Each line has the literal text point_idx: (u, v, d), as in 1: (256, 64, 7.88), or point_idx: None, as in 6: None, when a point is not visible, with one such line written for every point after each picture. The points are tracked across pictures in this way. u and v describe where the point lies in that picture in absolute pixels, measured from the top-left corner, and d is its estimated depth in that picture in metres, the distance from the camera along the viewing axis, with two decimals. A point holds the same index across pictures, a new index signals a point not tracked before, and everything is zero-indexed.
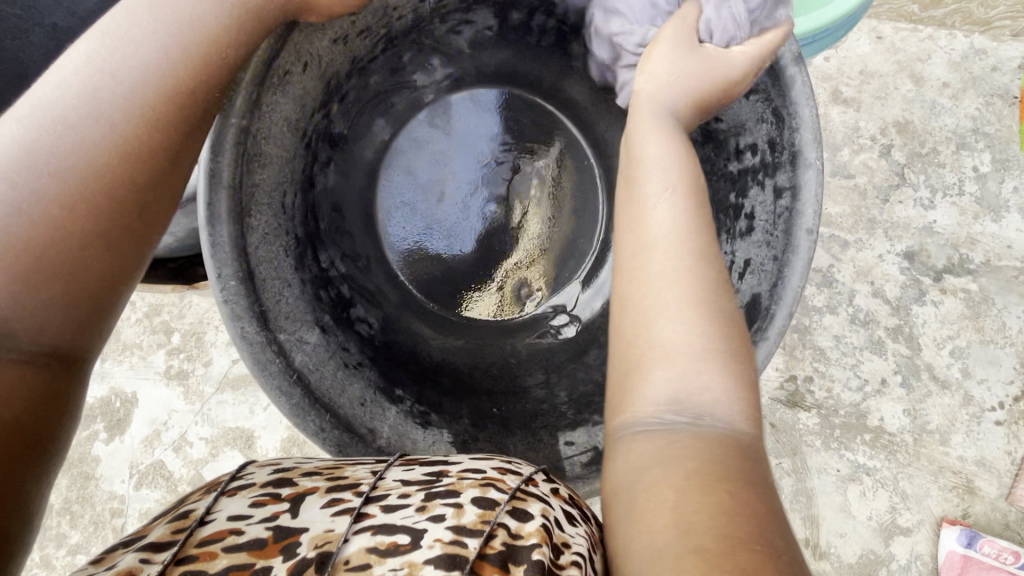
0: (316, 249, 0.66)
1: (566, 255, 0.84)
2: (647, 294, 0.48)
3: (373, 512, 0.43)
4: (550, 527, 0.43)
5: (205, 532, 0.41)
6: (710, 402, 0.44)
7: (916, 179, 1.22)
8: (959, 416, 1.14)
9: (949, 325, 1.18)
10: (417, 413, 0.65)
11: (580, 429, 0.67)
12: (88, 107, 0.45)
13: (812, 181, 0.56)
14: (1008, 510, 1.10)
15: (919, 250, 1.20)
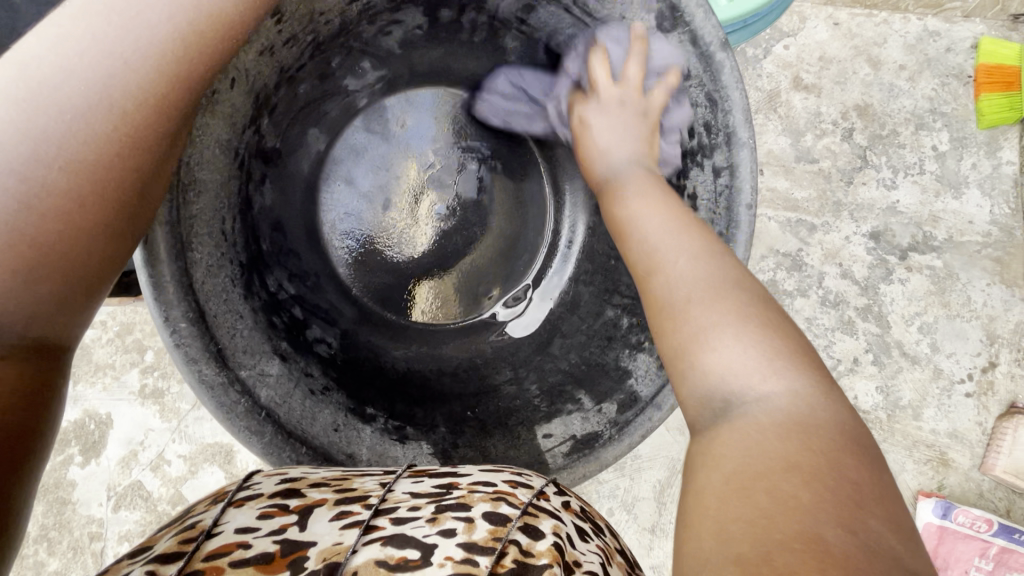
0: (262, 274, 0.65)
1: (517, 251, 0.86)
2: (658, 305, 0.48)
3: (382, 524, 0.42)
4: (562, 545, 0.42)
5: (211, 545, 0.39)
6: (758, 390, 0.40)
7: (878, 161, 1.24)
8: (930, 390, 1.17)
9: (917, 302, 1.20)
10: (392, 428, 0.65)
11: (556, 420, 0.68)
12: (29, 98, 0.41)
13: (748, 160, 0.58)
14: (981, 480, 1.13)
15: (884, 229, 1.22)
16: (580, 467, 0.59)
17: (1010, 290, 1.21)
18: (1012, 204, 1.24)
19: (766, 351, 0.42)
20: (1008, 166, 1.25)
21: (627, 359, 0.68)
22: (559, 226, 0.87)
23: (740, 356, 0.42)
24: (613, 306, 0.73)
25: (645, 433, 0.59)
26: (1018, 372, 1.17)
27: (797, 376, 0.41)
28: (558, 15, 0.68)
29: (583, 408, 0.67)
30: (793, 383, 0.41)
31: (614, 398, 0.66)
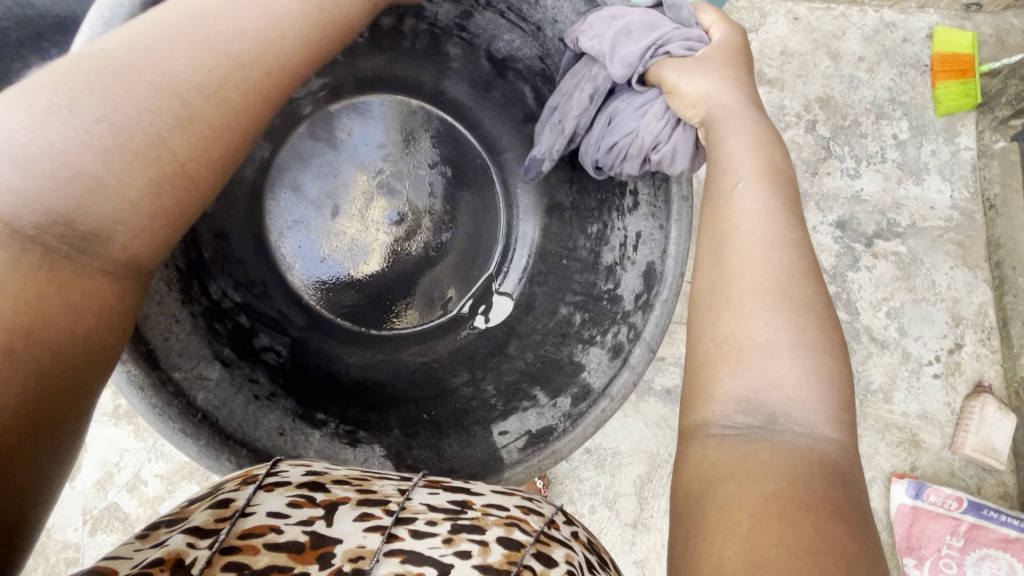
0: (204, 281, 0.65)
1: (472, 253, 0.86)
2: (732, 287, 0.45)
3: (402, 535, 0.41)
4: (575, 573, 0.41)
5: (246, 524, 0.38)
6: (784, 403, 0.40)
7: (841, 151, 1.27)
8: (899, 373, 1.19)
9: (884, 288, 1.22)
10: (343, 432, 0.65)
11: (511, 417, 0.68)
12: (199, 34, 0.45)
13: (682, 145, 0.61)
14: (952, 459, 1.15)
15: (850, 218, 1.25)
16: (535, 463, 0.60)
17: (972, 272, 1.24)
18: (971, 187, 1.27)
19: (815, 372, 0.41)
20: (966, 151, 1.28)
21: (580, 354, 0.70)
22: (513, 228, 0.87)
23: (789, 375, 0.41)
24: (565, 305, 0.75)
25: (599, 423, 0.59)
26: (983, 352, 1.20)
27: (817, 410, 0.40)
28: (495, 21, 0.71)
29: (538, 404, 0.68)
30: (835, 431, 0.40)
31: (568, 392, 0.67)
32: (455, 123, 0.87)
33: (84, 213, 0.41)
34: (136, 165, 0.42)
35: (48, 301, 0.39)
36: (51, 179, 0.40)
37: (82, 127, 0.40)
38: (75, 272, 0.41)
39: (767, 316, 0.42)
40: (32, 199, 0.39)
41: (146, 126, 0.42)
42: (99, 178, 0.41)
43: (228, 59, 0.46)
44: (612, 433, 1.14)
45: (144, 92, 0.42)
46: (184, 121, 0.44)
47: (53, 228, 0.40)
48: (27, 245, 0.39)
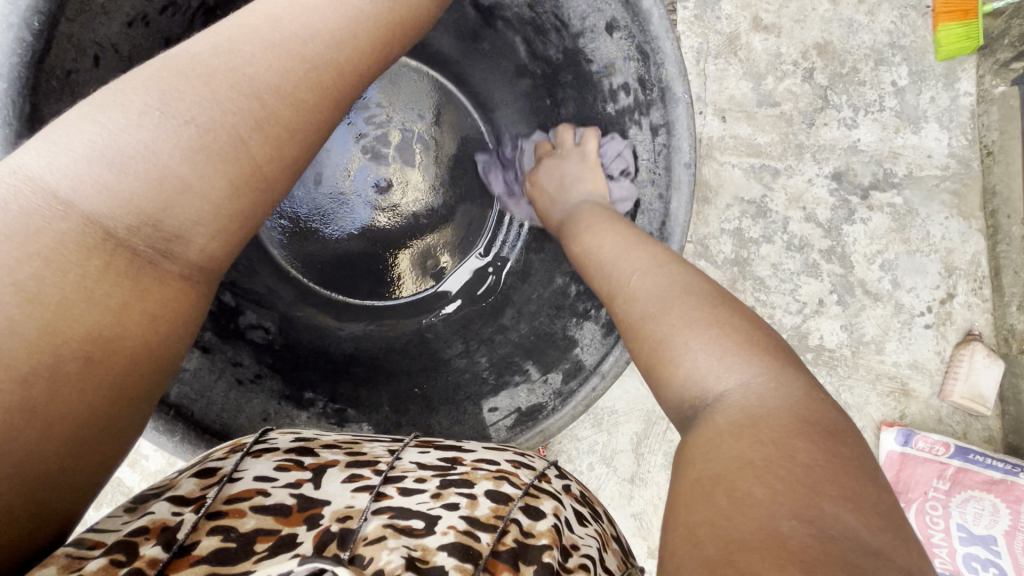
0: None
1: (466, 220, 0.84)
2: (625, 314, 0.50)
3: (391, 492, 0.40)
4: (560, 526, 0.42)
5: (232, 490, 0.38)
6: (723, 380, 0.41)
7: (839, 100, 1.23)
8: (892, 325, 1.20)
9: (878, 240, 1.22)
10: (331, 412, 0.66)
11: (502, 393, 0.68)
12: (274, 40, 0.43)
13: (683, 116, 0.56)
14: (940, 406, 1.18)
15: (846, 169, 1.23)
16: (527, 441, 0.61)
17: (967, 222, 1.23)
18: (970, 135, 1.24)
19: (717, 351, 0.42)
20: (965, 97, 1.24)
21: (574, 328, 0.67)
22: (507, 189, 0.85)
23: (701, 354, 0.42)
24: (562, 275, 0.71)
25: (589, 402, 0.60)
26: (974, 301, 1.21)
27: (749, 365, 0.41)
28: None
29: (529, 380, 0.67)
30: (783, 393, 0.39)
31: (559, 368, 0.65)
32: (445, 81, 0.83)
33: (170, 215, 0.39)
34: (219, 166, 0.40)
35: (129, 312, 0.38)
36: (144, 181, 0.38)
37: (171, 128, 0.39)
38: (156, 281, 0.40)
39: (660, 325, 0.46)
40: (125, 199, 0.38)
41: (228, 126, 0.40)
42: (185, 179, 0.39)
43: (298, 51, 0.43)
44: (609, 393, 1.15)
45: (228, 95, 0.40)
46: (264, 124, 0.41)
47: (141, 230, 0.39)
48: (111, 246, 0.38)
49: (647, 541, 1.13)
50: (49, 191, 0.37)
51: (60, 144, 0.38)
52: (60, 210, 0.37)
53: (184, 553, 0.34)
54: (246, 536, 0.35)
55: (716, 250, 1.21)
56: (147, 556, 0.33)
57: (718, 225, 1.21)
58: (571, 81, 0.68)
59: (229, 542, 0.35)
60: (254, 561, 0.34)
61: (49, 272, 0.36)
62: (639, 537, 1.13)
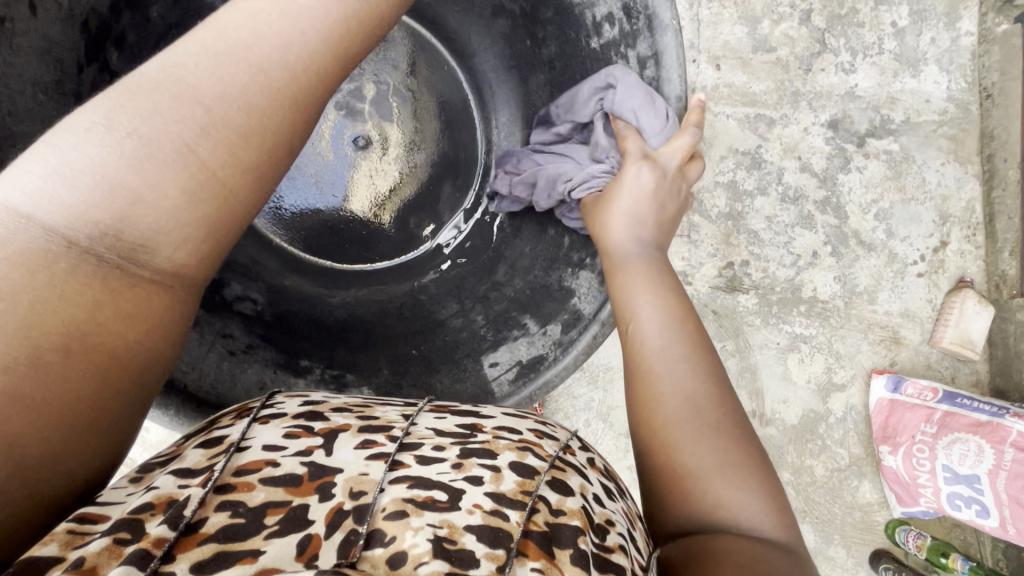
0: None
1: (451, 174, 0.81)
2: (667, 419, 0.47)
3: (408, 462, 0.40)
4: (590, 506, 0.42)
5: (241, 460, 0.37)
6: (735, 512, 0.43)
7: (836, 44, 1.19)
8: (884, 275, 1.20)
9: (873, 189, 1.20)
10: (328, 378, 0.66)
11: (502, 348, 0.68)
12: (224, 47, 0.38)
13: (672, 44, 0.57)
14: (930, 352, 1.19)
15: (842, 117, 1.20)
16: (529, 393, 0.61)
17: (963, 168, 1.21)
18: (969, 77, 1.20)
19: (745, 495, 0.44)
20: (966, 37, 1.20)
21: (570, 279, 0.67)
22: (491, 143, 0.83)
23: (732, 497, 0.44)
24: (554, 227, 0.73)
25: (589, 350, 0.61)
26: (967, 249, 1.21)
27: (763, 513, 0.44)
28: None
29: (528, 333, 0.67)
30: (774, 527, 0.44)
31: (558, 318, 0.66)
32: (416, 26, 0.78)
33: (131, 224, 0.36)
34: (173, 172, 0.37)
35: (106, 308, 0.36)
36: (96, 194, 0.35)
37: (117, 141, 0.36)
38: (129, 286, 0.37)
39: (694, 444, 0.46)
40: (79, 212, 0.35)
41: (177, 134, 0.36)
42: (139, 189, 0.36)
43: (250, 59, 0.39)
44: (605, 350, 1.16)
45: (174, 102, 0.37)
46: (212, 128, 0.37)
47: (102, 240, 0.36)
48: (79, 253, 0.35)
49: None
50: (7, 208, 0.34)
51: (17, 167, 0.35)
52: (18, 222, 0.34)
53: (192, 532, 0.34)
54: (255, 511, 0.35)
55: (710, 205, 1.19)
56: (153, 535, 0.33)
57: (712, 177, 1.19)
58: (551, 18, 0.66)
59: (238, 517, 0.35)
60: (266, 537, 0.34)
61: (19, 277, 0.33)
62: (636, 488, 1.16)
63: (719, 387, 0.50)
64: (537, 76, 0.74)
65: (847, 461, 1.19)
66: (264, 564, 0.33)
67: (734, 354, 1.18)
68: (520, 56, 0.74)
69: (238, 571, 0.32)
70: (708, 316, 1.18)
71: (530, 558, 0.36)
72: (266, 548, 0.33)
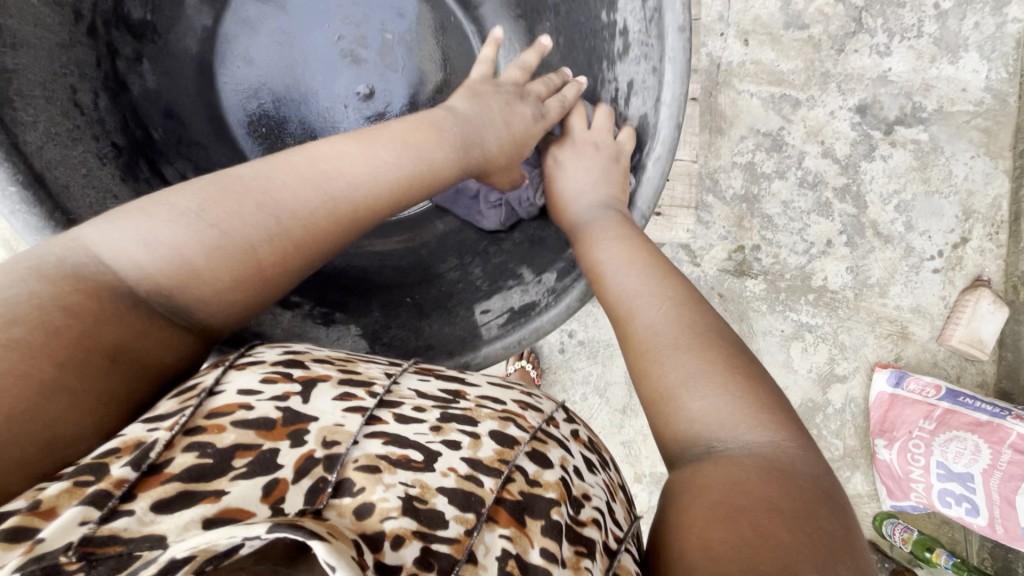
0: (154, 162, 0.62)
1: None
2: (645, 344, 0.48)
3: (385, 419, 0.40)
4: (568, 480, 0.42)
5: (214, 404, 0.37)
6: (723, 423, 0.42)
7: (873, 24, 1.14)
8: (899, 268, 1.17)
9: (897, 179, 1.17)
10: (318, 313, 0.67)
11: (495, 296, 0.69)
12: (309, 175, 0.47)
13: None
14: (937, 350, 1.17)
15: (872, 102, 1.15)
16: (524, 337, 0.63)
17: (994, 162, 1.17)
18: (1011, 67, 1.15)
19: (731, 406, 0.43)
20: (1012, 24, 1.14)
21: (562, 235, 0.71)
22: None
23: (715, 406, 0.43)
24: None
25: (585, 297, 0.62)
26: (988, 247, 1.17)
27: (753, 422, 0.42)
28: None
29: (522, 282, 0.68)
30: (768, 435, 0.42)
31: (553, 267, 0.66)
32: None
33: (181, 291, 0.42)
34: (228, 262, 0.43)
35: (147, 337, 0.41)
36: (163, 260, 0.42)
37: (195, 227, 0.42)
38: (165, 331, 0.43)
39: (671, 358, 0.46)
40: (147, 272, 0.41)
41: (244, 235, 0.43)
42: (197, 267, 0.42)
43: (327, 190, 0.47)
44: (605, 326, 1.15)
45: (251, 209, 0.44)
46: (277, 236, 0.45)
47: (158, 297, 0.42)
48: (139, 301, 0.41)
49: (634, 468, 1.17)
50: (96, 255, 0.41)
51: (116, 223, 0.42)
52: (101, 268, 0.41)
53: (156, 472, 0.32)
54: (223, 452, 0.34)
55: (725, 185, 1.17)
56: (115, 476, 0.32)
57: (730, 158, 1.16)
58: None
59: (205, 457, 0.34)
60: (232, 479, 0.33)
61: (92, 302, 0.39)
62: (627, 463, 1.17)
63: (692, 310, 0.50)
64: (544, 23, 0.73)
65: (841, 451, 1.18)
66: (228, 505, 0.32)
67: None
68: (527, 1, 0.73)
69: (201, 510, 0.32)
70: (714, 299, 1.17)
71: (499, 525, 0.37)
72: (230, 491, 0.33)
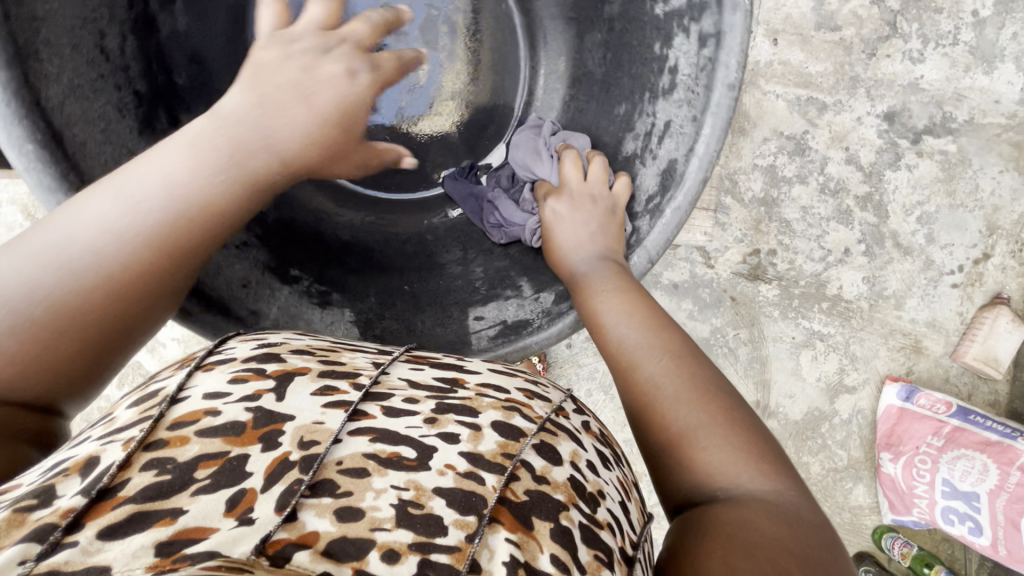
0: (174, 111, 0.63)
1: (484, 120, 0.82)
2: (646, 394, 0.47)
3: (373, 413, 0.39)
4: (580, 479, 0.41)
5: (176, 413, 0.36)
6: (728, 472, 0.42)
7: (908, 30, 1.11)
8: (916, 281, 1.15)
9: (921, 190, 1.14)
10: (314, 293, 0.66)
11: (491, 304, 0.69)
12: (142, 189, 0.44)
13: (737, 28, 0.54)
14: (950, 366, 1.15)
15: (901, 109, 1.13)
16: (511, 352, 0.64)
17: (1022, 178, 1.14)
18: None
19: (735, 456, 0.42)
20: None
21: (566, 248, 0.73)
22: (534, 95, 0.82)
23: (720, 457, 0.43)
24: None
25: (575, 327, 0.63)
26: (1010, 264, 1.15)
27: (757, 472, 0.42)
28: None
29: (521, 295, 0.69)
30: (774, 484, 0.41)
31: (553, 288, 0.67)
32: None
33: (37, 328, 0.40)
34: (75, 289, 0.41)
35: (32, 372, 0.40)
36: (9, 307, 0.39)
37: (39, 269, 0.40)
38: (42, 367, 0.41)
39: (675, 407, 0.45)
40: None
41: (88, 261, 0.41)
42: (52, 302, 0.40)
43: (161, 198, 0.45)
44: None
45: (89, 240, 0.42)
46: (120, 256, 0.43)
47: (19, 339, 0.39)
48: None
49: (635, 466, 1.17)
50: None
51: None
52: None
53: (107, 497, 0.31)
54: (187, 464, 0.33)
55: (745, 187, 1.15)
56: (63, 506, 0.30)
57: (751, 159, 1.14)
58: None
59: (163, 474, 0.33)
60: (193, 493, 0.32)
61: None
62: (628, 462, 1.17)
63: (694, 358, 0.49)
64: (593, 34, 0.72)
65: (845, 462, 1.16)
66: (184, 526, 0.31)
67: (746, 342, 1.15)
68: (582, 6, 0.72)
69: (152, 534, 0.30)
70: (725, 302, 1.15)
71: (504, 528, 0.35)
72: (190, 510, 0.32)
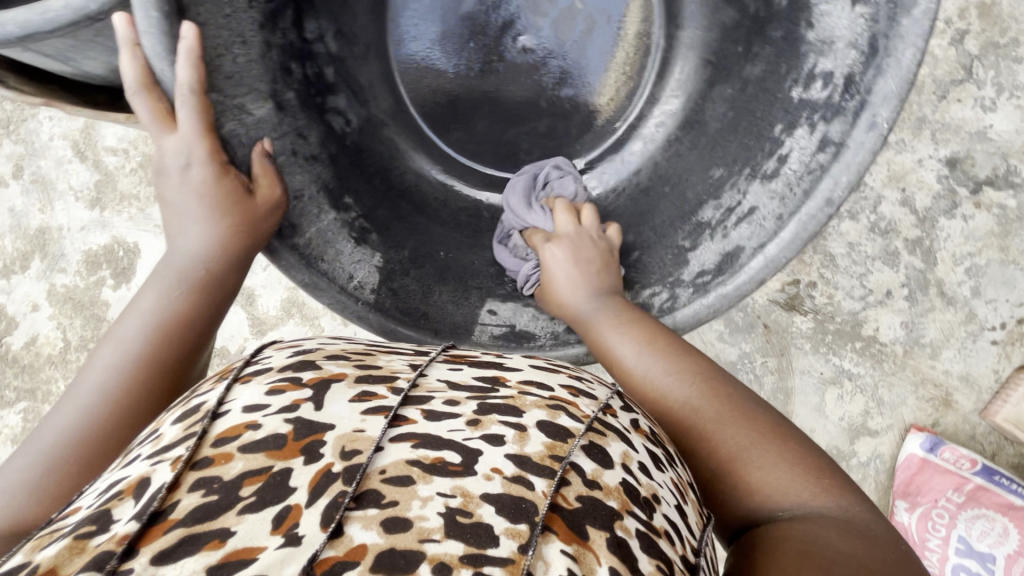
0: (301, 15, 0.66)
1: (584, 129, 0.86)
2: (687, 423, 0.49)
3: (414, 418, 0.40)
4: (632, 483, 0.40)
5: (219, 428, 0.36)
6: (790, 492, 0.44)
7: (984, 76, 1.09)
8: (955, 333, 1.13)
9: (973, 242, 1.12)
10: (356, 227, 0.69)
11: (507, 305, 0.75)
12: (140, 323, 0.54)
13: (863, 145, 0.61)
14: (978, 423, 1.14)
15: (964, 156, 1.10)
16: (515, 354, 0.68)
17: None
18: None
19: (791, 474, 0.45)
20: None
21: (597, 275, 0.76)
22: (643, 124, 0.85)
23: (776, 476, 0.45)
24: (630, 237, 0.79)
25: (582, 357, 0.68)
26: None
27: (813, 487, 0.45)
28: None
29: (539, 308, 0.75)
30: (832, 500, 0.44)
31: None
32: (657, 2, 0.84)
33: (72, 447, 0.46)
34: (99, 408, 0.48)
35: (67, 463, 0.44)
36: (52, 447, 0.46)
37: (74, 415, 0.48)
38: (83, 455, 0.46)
39: (722, 433, 0.48)
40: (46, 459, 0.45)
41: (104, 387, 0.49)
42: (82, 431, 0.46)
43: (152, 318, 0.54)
44: None
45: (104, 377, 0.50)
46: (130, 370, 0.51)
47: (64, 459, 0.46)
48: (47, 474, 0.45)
49: None
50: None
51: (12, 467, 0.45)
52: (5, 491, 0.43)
53: (159, 520, 0.31)
54: (231, 483, 0.34)
55: None
56: (119, 534, 0.30)
57: None
58: (775, 39, 0.69)
59: (211, 494, 0.33)
60: (239, 513, 0.32)
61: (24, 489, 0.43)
62: None
63: (722, 380, 0.52)
64: (724, 88, 0.76)
65: None
66: (234, 547, 0.31)
67: (773, 372, 1.14)
68: (723, 56, 0.77)
69: (201, 558, 0.30)
70: (758, 328, 1.14)
71: (559, 539, 0.35)
72: (237, 530, 0.32)
